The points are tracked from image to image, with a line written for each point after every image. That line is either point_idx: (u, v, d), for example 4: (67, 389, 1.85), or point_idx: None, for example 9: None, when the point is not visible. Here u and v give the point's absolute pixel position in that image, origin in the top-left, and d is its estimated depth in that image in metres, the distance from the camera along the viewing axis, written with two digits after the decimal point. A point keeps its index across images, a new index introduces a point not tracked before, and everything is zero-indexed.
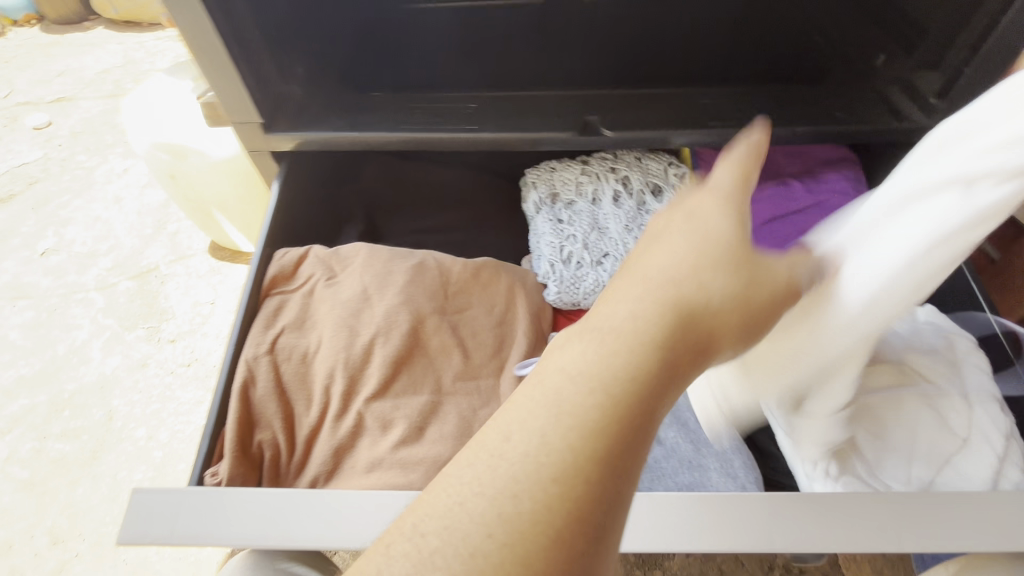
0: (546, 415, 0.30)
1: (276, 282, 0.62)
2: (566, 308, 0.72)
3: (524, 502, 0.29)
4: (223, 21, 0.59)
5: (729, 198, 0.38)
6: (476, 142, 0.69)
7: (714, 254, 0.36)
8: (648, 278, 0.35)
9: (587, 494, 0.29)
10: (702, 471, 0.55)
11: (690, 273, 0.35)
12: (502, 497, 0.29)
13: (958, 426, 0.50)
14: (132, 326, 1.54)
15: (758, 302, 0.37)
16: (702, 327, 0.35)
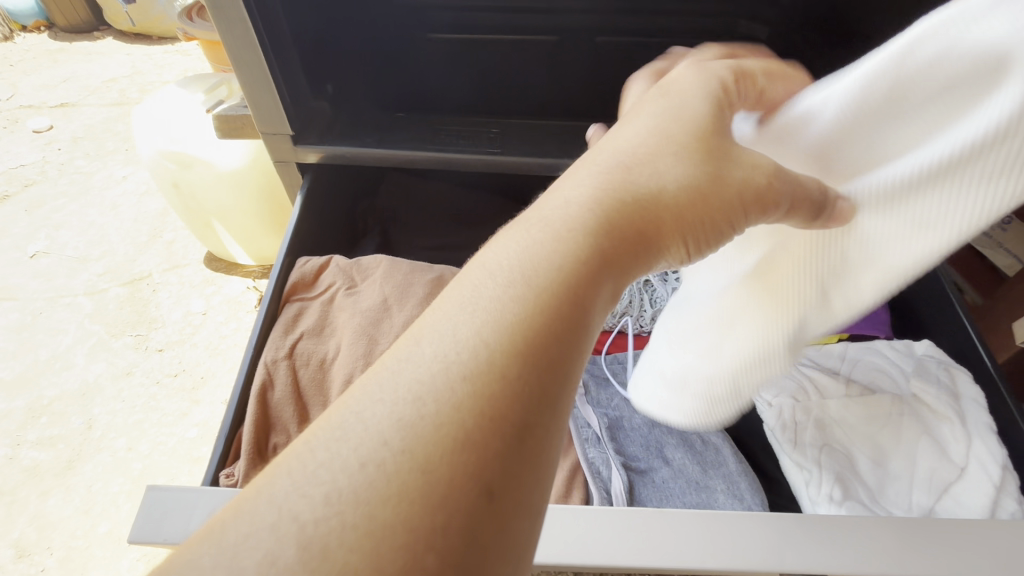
0: (459, 340, 0.27)
1: (296, 289, 0.63)
2: None
3: (443, 407, 0.25)
4: (267, 36, 0.62)
5: (704, 77, 0.37)
6: (497, 165, 0.72)
7: (678, 134, 0.34)
8: (598, 163, 0.34)
9: (501, 408, 0.26)
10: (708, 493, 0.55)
11: (642, 169, 0.34)
12: (415, 398, 0.26)
13: (956, 456, 0.53)
14: (120, 334, 1.51)
15: (720, 198, 0.33)
16: (648, 209, 0.33)
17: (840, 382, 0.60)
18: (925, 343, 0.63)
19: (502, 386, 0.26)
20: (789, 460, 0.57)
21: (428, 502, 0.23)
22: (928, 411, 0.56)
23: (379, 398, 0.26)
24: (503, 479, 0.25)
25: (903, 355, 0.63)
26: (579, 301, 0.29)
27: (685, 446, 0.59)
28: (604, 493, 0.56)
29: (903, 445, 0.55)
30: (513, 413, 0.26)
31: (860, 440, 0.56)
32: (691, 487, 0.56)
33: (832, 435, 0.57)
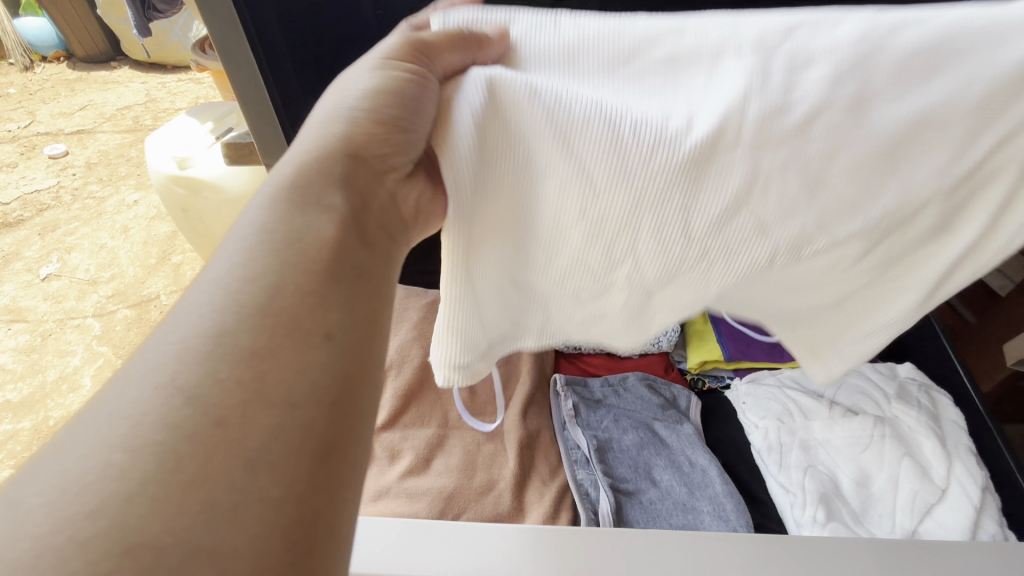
0: (222, 293, 0.28)
1: None
2: (568, 351, 0.75)
3: (173, 407, 0.24)
4: (262, 51, 0.65)
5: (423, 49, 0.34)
6: None
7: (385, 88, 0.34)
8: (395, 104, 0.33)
9: (287, 381, 0.26)
10: (695, 513, 0.56)
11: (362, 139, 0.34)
12: (182, 385, 0.25)
13: (937, 478, 0.54)
14: (126, 355, 1.54)
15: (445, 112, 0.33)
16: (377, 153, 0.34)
17: (823, 404, 0.62)
18: (906, 365, 0.64)
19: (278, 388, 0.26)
20: (776, 485, 0.59)
21: (237, 485, 0.23)
22: (908, 434, 0.58)
23: (138, 386, 0.25)
24: (323, 431, 0.26)
25: (886, 376, 0.64)
26: (341, 266, 0.30)
27: (673, 466, 0.61)
28: (592, 515, 0.56)
29: (886, 467, 0.56)
30: (306, 333, 0.28)
31: (844, 463, 0.57)
32: (680, 508, 0.57)
33: (816, 458, 0.59)
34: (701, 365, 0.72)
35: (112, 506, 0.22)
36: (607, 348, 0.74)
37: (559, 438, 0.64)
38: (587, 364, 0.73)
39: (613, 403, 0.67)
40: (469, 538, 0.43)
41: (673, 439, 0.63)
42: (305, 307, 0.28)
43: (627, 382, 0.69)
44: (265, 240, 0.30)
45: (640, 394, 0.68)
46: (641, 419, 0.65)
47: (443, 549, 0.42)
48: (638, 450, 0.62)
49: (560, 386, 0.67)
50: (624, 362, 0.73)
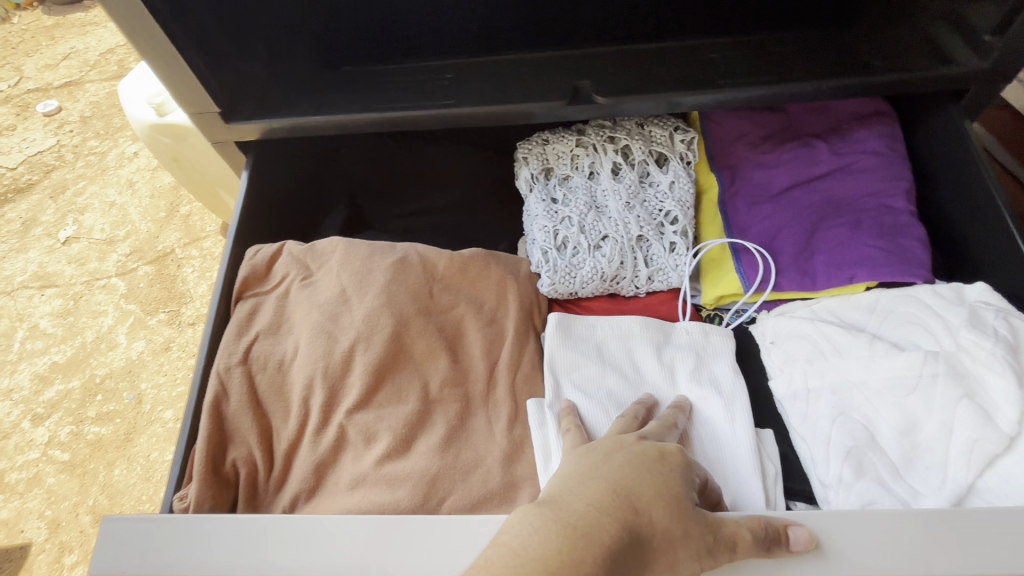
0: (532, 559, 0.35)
1: (249, 284, 0.58)
2: (564, 298, 0.66)
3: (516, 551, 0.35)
4: None
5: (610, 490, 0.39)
6: (457, 117, 0.62)
7: (622, 497, 0.39)
8: (591, 496, 0.39)
9: (595, 536, 0.36)
10: (690, 374, 0.57)
11: (636, 478, 0.40)
12: (535, 560, 0.35)
13: (1008, 423, 0.44)
14: (153, 312, 1.56)
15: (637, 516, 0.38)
16: (639, 486, 0.40)
17: (861, 340, 0.52)
18: (978, 287, 0.51)
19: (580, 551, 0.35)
20: (798, 436, 0.53)
21: None
22: (973, 371, 0.46)
23: None
24: None
25: (951, 302, 0.51)
26: (622, 502, 0.38)
27: (661, 363, 0.59)
28: None
29: (939, 413, 0.46)
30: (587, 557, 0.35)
31: (888, 407, 0.48)
32: (664, 330, 0.61)
33: (849, 402, 0.51)
34: (718, 301, 0.64)
35: None
36: (610, 291, 0.66)
37: (546, 387, 0.57)
38: (588, 311, 0.67)
39: (597, 358, 0.59)
40: (469, 531, 0.42)
41: (669, 372, 0.58)
42: (598, 536, 0.36)
43: (630, 353, 0.60)
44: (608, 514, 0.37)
45: (623, 365, 0.59)
46: (626, 386, 0.57)
47: (425, 549, 0.41)
48: (632, 364, 0.59)
49: (555, 323, 0.61)
50: (632, 304, 0.67)
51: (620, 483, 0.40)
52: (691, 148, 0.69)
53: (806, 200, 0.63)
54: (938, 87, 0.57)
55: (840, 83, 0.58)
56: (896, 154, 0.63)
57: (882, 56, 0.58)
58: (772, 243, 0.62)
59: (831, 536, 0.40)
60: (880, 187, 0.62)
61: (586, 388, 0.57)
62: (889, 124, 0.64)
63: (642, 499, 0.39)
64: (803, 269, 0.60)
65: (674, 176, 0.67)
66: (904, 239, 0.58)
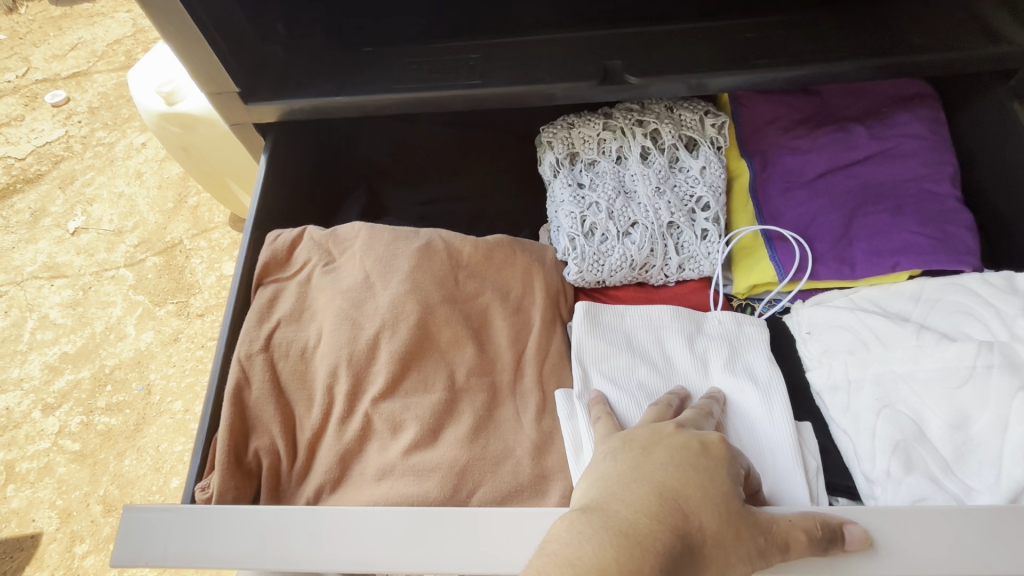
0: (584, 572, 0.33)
1: (269, 270, 0.56)
2: (590, 286, 0.64)
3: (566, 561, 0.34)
4: None
5: (655, 492, 0.37)
6: (483, 99, 0.60)
7: (668, 501, 0.37)
8: (637, 502, 0.37)
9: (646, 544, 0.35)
10: (725, 364, 0.55)
11: (681, 479, 0.38)
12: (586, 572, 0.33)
13: None
14: (162, 302, 1.55)
15: (686, 521, 0.36)
16: (684, 486, 0.38)
17: (907, 331, 0.50)
18: None
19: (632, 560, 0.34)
20: (838, 430, 0.51)
21: None
22: None
23: None
24: None
25: (1003, 292, 0.49)
26: (670, 506, 0.37)
27: (693, 353, 0.57)
28: None
29: (994, 406, 0.44)
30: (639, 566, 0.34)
31: (937, 400, 0.46)
32: (695, 320, 0.59)
33: (895, 395, 0.49)
34: (751, 290, 0.62)
35: None
36: (638, 279, 0.64)
37: (575, 377, 0.55)
38: (615, 300, 0.65)
39: (626, 348, 0.57)
40: (504, 525, 0.40)
41: (703, 362, 0.56)
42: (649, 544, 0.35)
43: (661, 343, 0.58)
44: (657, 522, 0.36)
45: (654, 354, 0.57)
46: (657, 376, 0.55)
47: (457, 543, 0.40)
48: (663, 354, 0.57)
49: (583, 311, 0.59)
50: (660, 293, 0.65)
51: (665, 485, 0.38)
52: (722, 133, 0.67)
53: (844, 186, 0.61)
54: (988, 67, 0.55)
55: (885, 63, 0.55)
56: (939, 139, 0.61)
57: (929, 34, 0.55)
58: (808, 230, 0.60)
59: (885, 531, 0.38)
60: (921, 172, 0.59)
61: (616, 378, 0.55)
62: (930, 107, 0.62)
63: (688, 502, 0.37)
64: (842, 257, 0.58)
65: (705, 161, 0.65)
66: (948, 226, 0.56)
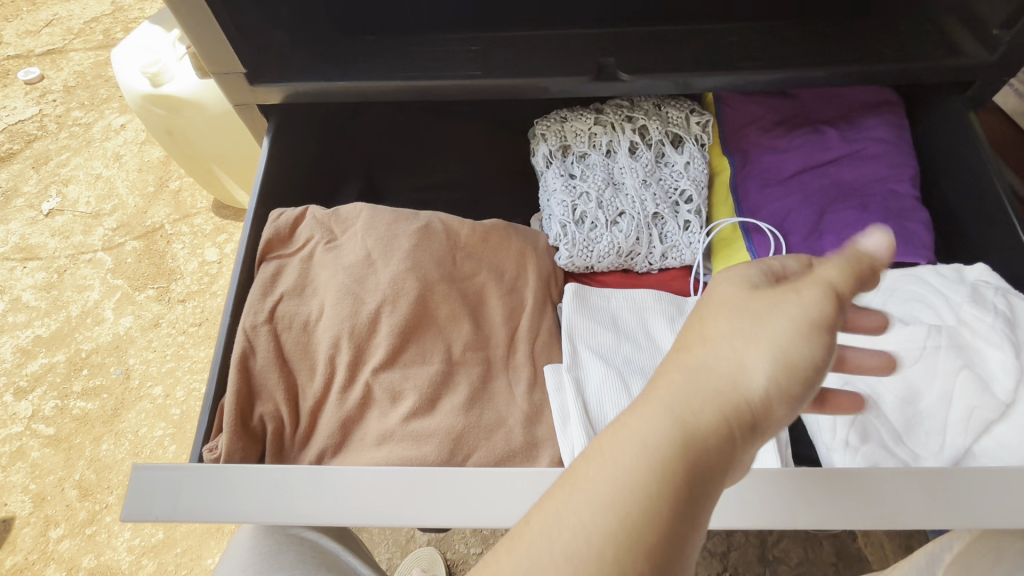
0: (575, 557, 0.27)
1: (272, 246, 0.58)
2: (579, 272, 0.67)
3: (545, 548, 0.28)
4: None
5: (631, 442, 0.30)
6: (482, 90, 0.63)
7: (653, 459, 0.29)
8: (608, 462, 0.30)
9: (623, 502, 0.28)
10: None
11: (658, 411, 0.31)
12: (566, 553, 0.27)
13: (1004, 392, 0.47)
14: (142, 287, 1.53)
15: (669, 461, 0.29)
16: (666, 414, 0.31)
17: None
18: (978, 266, 0.54)
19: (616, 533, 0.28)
20: None
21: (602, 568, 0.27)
22: (972, 344, 0.50)
23: None
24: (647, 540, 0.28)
25: (952, 281, 0.54)
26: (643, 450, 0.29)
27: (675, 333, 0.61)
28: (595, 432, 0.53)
29: (940, 383, 0.49)
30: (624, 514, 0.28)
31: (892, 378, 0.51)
32: (678, 304, 0.64)
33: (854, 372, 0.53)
34: None
35: None
36: (625, 266, 0.68)
37: (565, 353, 0.58)
38: (603, 285, 0.68)
39: (612, 327, 0.61)
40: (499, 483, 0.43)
41: None
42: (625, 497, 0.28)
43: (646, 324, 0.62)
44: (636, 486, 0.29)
45: (638, 334, 0.61)
46: (639, 355, 0.59)
47: (455, 498, 0.43)
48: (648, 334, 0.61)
49: (573, 293, 0.62)
50: (644, 279, 0.69)
51: (690, 442, 0.30)
52: (706, 131, 0.71)
53: (816, 183, 0.66)
54: (947, 77, 0.60)
55: (856, 69, 0.60)
56: (903, 144, 0.66)
57: (896, 45, 0.60)
58: (782, 223, 0.65)
59: (834, 489, 0.42)
60: (885, 173, 0.65)
61: (603, 356, 0.59)
62: (896, 114, 0.67)
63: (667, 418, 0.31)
64: (812, 248, 0.63)
65: (689, 157, 0.69)
66: (908, 222, 0.61)
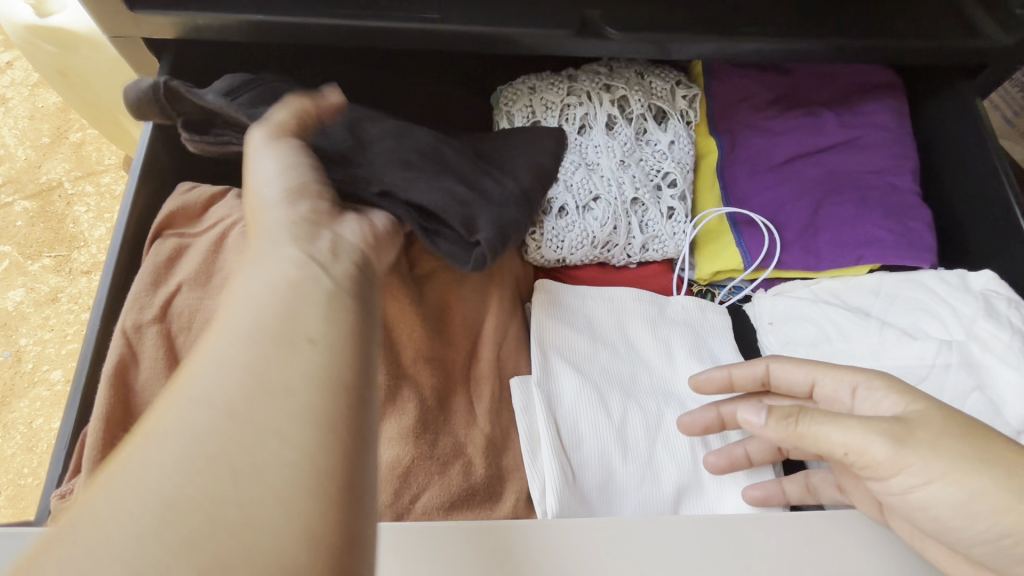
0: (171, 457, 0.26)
1: (173, 222, 0.47)
2: (550, 264, 0.58)
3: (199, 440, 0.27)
4: None
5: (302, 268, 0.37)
6: (438, 39, 0.51)
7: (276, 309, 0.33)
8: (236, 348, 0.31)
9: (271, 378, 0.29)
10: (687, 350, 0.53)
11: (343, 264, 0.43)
12: (214, 403, 0.28)
13: (1014, 417, 0.44)
14: (35, 256, 1.22)
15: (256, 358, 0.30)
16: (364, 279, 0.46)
17: (870, 327, 0.50)
18: (985, 276, 0.50)
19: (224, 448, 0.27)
20: None
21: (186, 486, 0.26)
22: (982, 362, 0.46)
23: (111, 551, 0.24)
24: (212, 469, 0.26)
25: (957, 290, 0.50)
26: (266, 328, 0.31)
27: (656, 337, 0.54)
28: (572, 462, 0.45)
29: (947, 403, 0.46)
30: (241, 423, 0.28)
31: None
32: (660, 301, 0.56)
33: None
34: (713, 276, 0.59)
35: (173, 528, 0.24)
36: (600, 259, 0.59)
37: (535, 364, 0.49)
38: (577, 281, 0.60)
39: (589, 332, 0.53)
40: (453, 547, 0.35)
41: (665, 347, 0.53)
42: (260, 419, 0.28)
43: (626, 327, 0.54)
44: (255, 341, 0.31)
45: (618, 338, 0.53)
46: (619, 365, 0.52)
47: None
48: (627, 338, 0.54)
49: (543, 291, 0.53)
50: (622, 275, 0.60)
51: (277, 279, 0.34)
52: (692, 107, 0.62)
53: (811, 173, 0.59)
54: (956, 60, 0.54)
55: (867, 44, 0.53)
56: (902, 133, 0.60)
57: (911, 18, 0.53)
58: (776, 216, 0.58)
59: (804, 535, 0.37)
60: (885, 164, 0.59)
61: (580, 366, 0.50)
62: (896, 98, 0.61)
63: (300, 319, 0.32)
64: (807, 246, 0.57)
65: (674, 135, 0.59)
66: (911, 220, 0.56)
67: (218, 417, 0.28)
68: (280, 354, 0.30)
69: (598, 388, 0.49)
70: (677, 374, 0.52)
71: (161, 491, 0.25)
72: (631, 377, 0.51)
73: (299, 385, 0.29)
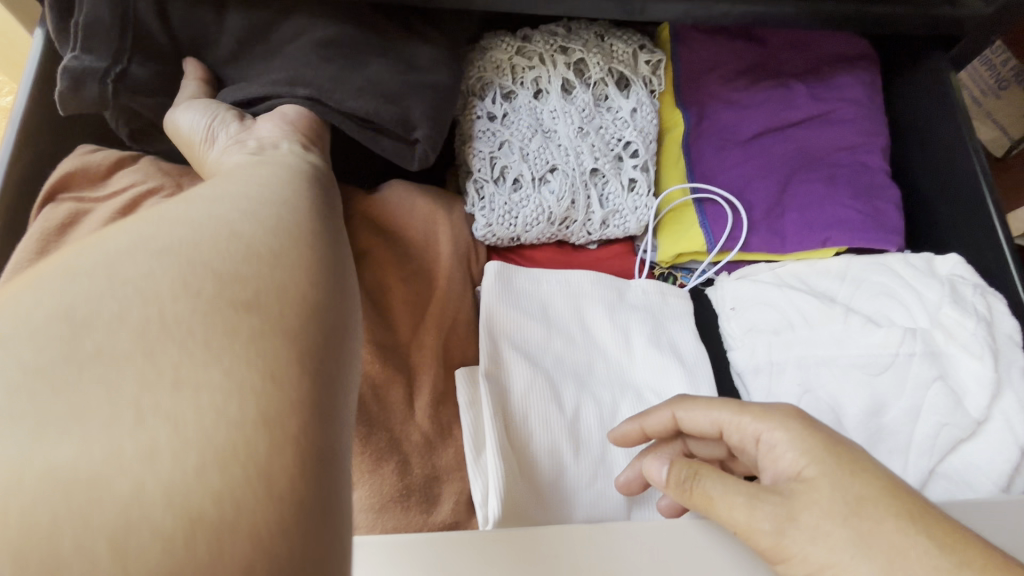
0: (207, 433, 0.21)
1: (68, 185, 0.43)
2: (503, 243, 0.54)
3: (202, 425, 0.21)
4: None
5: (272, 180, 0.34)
6: None
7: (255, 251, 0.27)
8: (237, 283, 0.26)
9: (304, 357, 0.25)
10: (642, 335, 0.50)
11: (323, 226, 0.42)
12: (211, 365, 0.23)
13: (974, 408, 0.43)
14: None
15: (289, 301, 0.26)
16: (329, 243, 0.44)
17: (835, 313, 0.48)
18: (952, 259, 0.49)
19: (261, 426, 0.22)
20: None
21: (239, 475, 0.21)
22: (946, 352, 0.45)
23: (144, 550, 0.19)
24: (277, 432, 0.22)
25: (922, 275, 0.49)
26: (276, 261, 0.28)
27: (611, 323, 0.50)
28: (517, 461, 0.42)
29: (909, 393, 0.44)
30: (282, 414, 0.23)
31: (858, 386, 0.45)
32: (616, 283, 0.52)
33: (815, 379, 0.46)
34: (675, 258, 0.56)
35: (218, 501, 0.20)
36: (558, 238, 0.55)
37: (483, 353, 0.45)
38: (532, 263, 0.56)
39: (542, 318, 0.49)
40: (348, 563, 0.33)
41: (620, 334, 0.50)
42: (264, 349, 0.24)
43: (581, 312, 0.51)
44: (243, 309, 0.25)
45: (572, 325, 0.50)
46: (572, 353, 0.48)
47: None
48: (582, 324, 0.50)
49: (493, 273, 0.49)
50: (580, 256, 0.56)
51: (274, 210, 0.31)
52: (657, 73, 0.57)
53: (779, 149, 0.56)
54: (935, 30, 0.51)
55: (842, 10, 0.49)
56: (875, 107, 0.57)
57: None
58: (742, 194, 0.55)
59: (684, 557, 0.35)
60: (856, 141, 0.56)
61: (530, 357, 0.47)
62: (871, 71, 0.58)
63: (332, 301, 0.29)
64: (773, 226, 0.54)
65: (637, 103, 0.55)
66: (878, 200, 0.54)
67: (271, 367, 0.23)
68: (321, 337, 0.27)
69: (548, 380, 0.46)
70: (630, 362, 0.49)
71: (220, 448, 0.21)
72: (583, 366, 0.48)
73: (284, 323, 0.25)
